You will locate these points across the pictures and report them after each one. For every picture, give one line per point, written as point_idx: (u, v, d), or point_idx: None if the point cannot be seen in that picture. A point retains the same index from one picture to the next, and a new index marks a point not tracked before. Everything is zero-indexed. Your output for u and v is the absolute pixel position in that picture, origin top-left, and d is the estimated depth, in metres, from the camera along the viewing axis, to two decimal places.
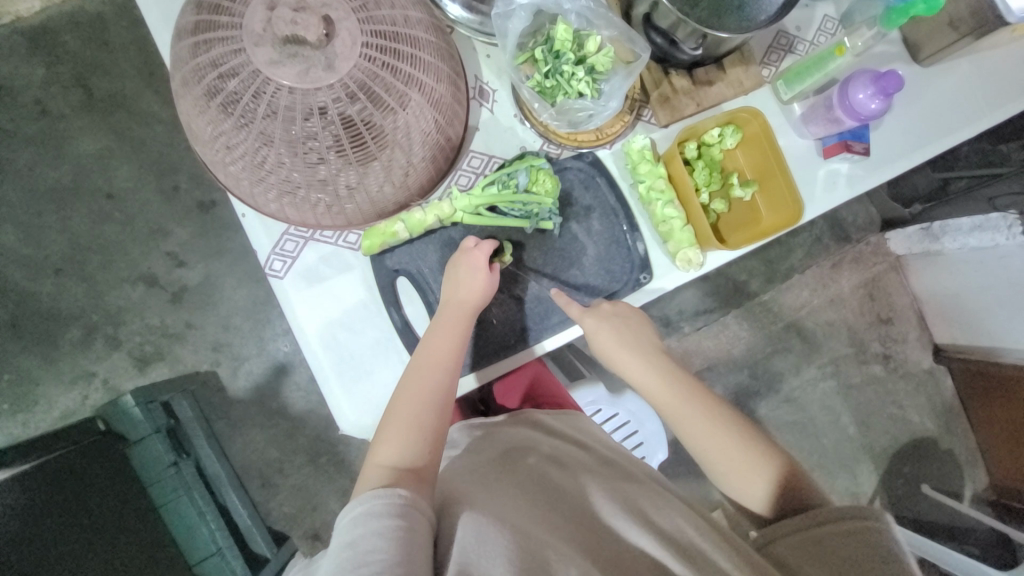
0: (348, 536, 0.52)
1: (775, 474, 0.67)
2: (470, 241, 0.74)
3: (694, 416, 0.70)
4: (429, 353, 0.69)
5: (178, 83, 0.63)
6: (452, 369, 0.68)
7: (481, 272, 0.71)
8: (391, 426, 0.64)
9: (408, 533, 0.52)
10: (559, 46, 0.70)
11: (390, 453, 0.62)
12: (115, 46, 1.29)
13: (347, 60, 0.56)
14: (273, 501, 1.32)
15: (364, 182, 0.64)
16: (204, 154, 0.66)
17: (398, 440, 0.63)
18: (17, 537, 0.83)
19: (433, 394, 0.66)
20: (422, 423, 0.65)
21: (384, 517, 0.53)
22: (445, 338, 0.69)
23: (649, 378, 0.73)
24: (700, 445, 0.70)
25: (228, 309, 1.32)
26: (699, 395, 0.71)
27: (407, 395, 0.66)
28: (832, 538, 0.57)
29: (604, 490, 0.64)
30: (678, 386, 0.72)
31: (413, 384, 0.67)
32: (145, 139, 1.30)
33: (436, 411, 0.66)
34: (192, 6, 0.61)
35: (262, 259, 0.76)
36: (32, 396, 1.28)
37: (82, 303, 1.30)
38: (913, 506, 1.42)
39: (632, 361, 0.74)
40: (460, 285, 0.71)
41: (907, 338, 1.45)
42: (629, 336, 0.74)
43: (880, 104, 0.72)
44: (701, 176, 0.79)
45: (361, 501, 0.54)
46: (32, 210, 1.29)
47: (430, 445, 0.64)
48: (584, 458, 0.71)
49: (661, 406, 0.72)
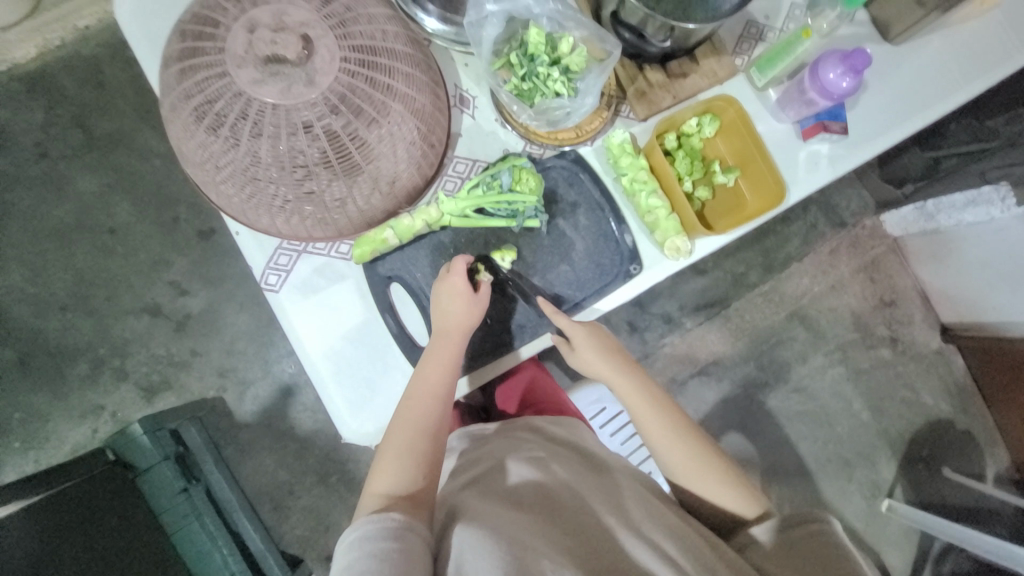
0: (344, 560, 0.53)
1: (747, 493, 0.71)
2: (444, 270, 0.75)
3: (668, 431, 0.73)
4: (421, 379, 0.70)
5: (168, 109, 0.65)
6: (445, 397, 0.70)
7: (464, 295, 0.72)
8: (387, 453, 0.66)
9: (404, 556, 0.53)
10: (532, 49, 0.73)
11: (386, 480, 0.63)
12: (111, 86, 1.33)
13: (327, 75, 0.58)
14: (285, 524, 1.31)
15: (351, 194, 0.66)
16: (196, 175, 0.68)
17: (394, 467, 0.64)
18: (29, 564, 0.83)
19: (427, 419, 0.68)
20: (416, 449, 0.66)
21: (379, 541, 0.53)
22: (437, 363, 0.71)
23: (633, 390, 0.76)
24: (670, 462, 0.73)
25: (231, 334, 1.34)
26: (672, 411, 0.75)
27: (402, 421, 0.67)
28: (795, 539, 0.63)
29: (599, 497, 0.64)
30: (654, 401, 0.75)
31: (408, 410, 0.68)
32: (144, 173, 1.34)
33: (430, 436, 0.67)
34: (177, 34, 0.64)
35: (258, 274, 0.78)
36: (43, 433, 1.29)
37: (89, 338, 1.32)
38: (935, 490, 1.40)
39: (614, 371, 0.77)
40: (446, 308, 0.73)
41: (913, 319, 1.44)
42: (609, 349, 0.78)
43: (851, 81, 0.73)
44: (683, 165, 0.80)
45: (355, 527, 0.55)
46: (37, 250, 1.32)
47: (424, 469, 0.64)
48: (578, 463, 0.71)
49: (641, 420, 0.75)
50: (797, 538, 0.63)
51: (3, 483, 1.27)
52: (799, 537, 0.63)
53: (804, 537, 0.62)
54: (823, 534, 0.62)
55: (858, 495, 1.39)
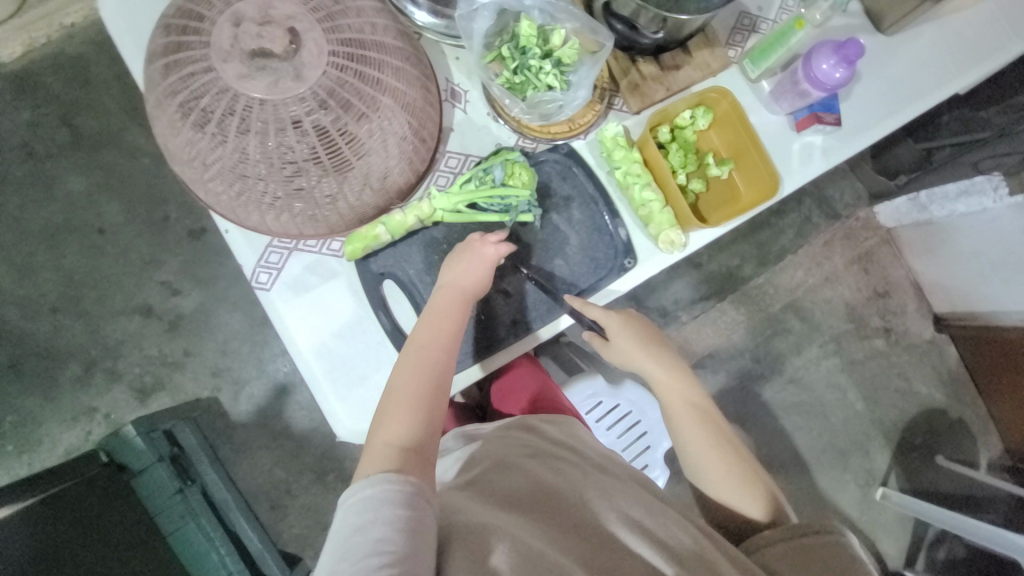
0: (356, 521, 0.52)
1: (761, 496, 0.72)
2: (478, 236, 0.73)
3: (697, 426, 0.75)
4: (428, 331, 0.69)
5: (152, 105, 0.64)
6: (450, 349, 0.69)
7: (486, 262, 0.72)
8: (394, 406, 0.64)
9: (418, 523, 0.52)
10: (524, 42, 0.72)
11: (395, 433, 0.62)
12: (97, 83, 1.31)
13: (315, 69, 0.58)
14: (282, 523, 1.31)
15: (341, 191, 0.65)
16: (183, 173, 0.67)
17: (401, 419, 0.63)
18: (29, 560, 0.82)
19: (433, 369, 0.67)
20: (424, 400, 0.65)
21: (393, 506, 0.52)
22: (443, 316, 0.70)
23: (666, 382, 0.78)
24: (696, 461, 0.75)
25: (225, 334, 1.33)
26: (708, 414, 0.77)
27: (409, 371, 0.66)
28: (812, 546, 0.63)
29: (597, 493, 0.65)
30: (689, 402, 0.77)
31: (413, 362, 0.67)
32: (132, 172, 1.32)
33: (436, 389, 0.66)
34: (161, 29, 0.62)
35: (248, 272, 0.77)
36: (35, 436, 1.28)
37: (80, 339, 1.31)
38: (929, 478, 1.41)
39: (647, 362, 0.78)
40: (459, 267, 0.72)
41: (906, 309, 1.45)
42: (650, 342, 0.79)
43: (844, 72, 0.73)
44: (677, 158, 0.80)
45: (370, 484, 0.54)
46: (25, 251, 1.31)
47: (429, 422, 0.64)
48: (578, 462, 0.71)
49: (672, 412, 0.77)
50: (813, 547, 0.62)
51: None
52: (816, 546, 0.62)
53: (821, 547, 0.62)
54: (837, 545, 0.62)
55: (853, 484, 1.40)
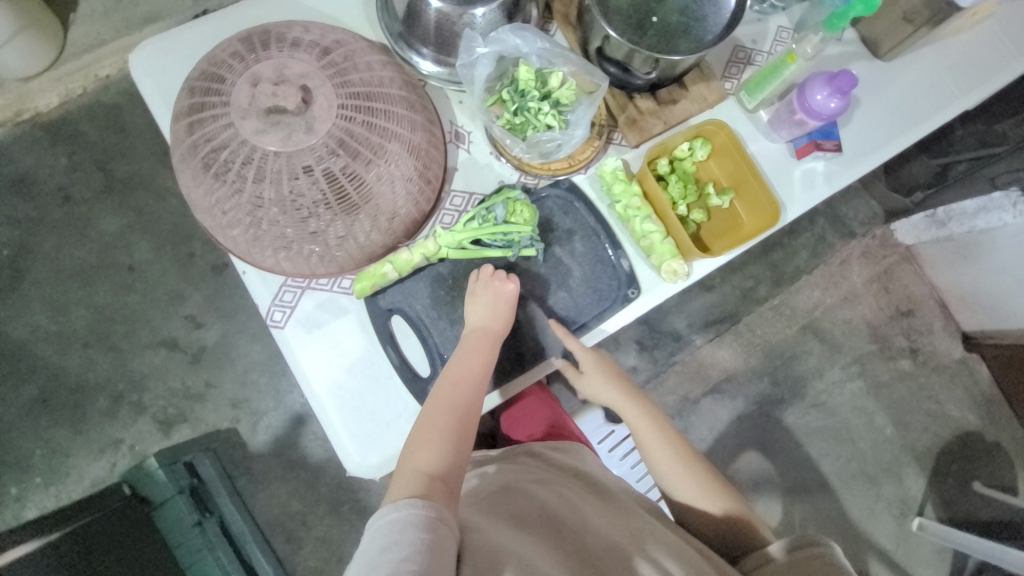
0: (382, 542, 0.52)
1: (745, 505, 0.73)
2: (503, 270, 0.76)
3: (670, 453, 0.75)
4: (461, 367, 0.71)
5: (178, 160, 0.69)
6: (479, 387, 0.70)
7: (501, 296, 0.74)
8: (425, 435, 0.65)
9: (438, 548, 0.52)
10: (523, 85, 0.76)
11: (425, 460, 0.63)
12: (130, 130, 1.41)
13: (325, 122, 0.62)
14: (298, 555, 1.31)
15: (352, 231, 0.69)
16: (205, 220, 0.71)
17: (433, 448, 0.64)
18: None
19: (463, 407, 0.68)
20: (452, 434, 0.66)
21: (416, 529, 0.53)
22: (475, 353, 0.72)
23: (635, 414, 0.77)
24: (678, 489, 0.73)
25: (244, 365, 1.37)
26: (676, 437, 0.76)
27: (442, 403, 0.68)
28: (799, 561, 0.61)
29: (605, 520, 0.64)
30: (659, 429, 0.76)
31: (446, 395, 0.69)
32: (160, 212, 1.40)
33: (465, 423, 0.67)
34: (187, 90, 0.68)
35: (263, 311, 0.80)
36: (64, 467, 1.32)
37: (107, 373, 1.36)
38: (968, 507, 1.34)
39: (615, 394, 0.79)
40: (482, 309, 0.74)
41: (933, 328, 1.40)
42: (619, 377, 0.80)
43: (838, 102, 0.75)
44: (676, 189, 0.81)
45: (395, 509, 0.54)
46: (59, 289, 1.38)
47: (457, 453, 0.65)
48: (578, 487, 0.70)
49: (643, 441, 0.76)
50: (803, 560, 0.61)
51: (25, 519, 1.29)
52: (801, 559, 0.61)
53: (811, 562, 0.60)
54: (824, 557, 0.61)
55: (886, 515, 1.34)
